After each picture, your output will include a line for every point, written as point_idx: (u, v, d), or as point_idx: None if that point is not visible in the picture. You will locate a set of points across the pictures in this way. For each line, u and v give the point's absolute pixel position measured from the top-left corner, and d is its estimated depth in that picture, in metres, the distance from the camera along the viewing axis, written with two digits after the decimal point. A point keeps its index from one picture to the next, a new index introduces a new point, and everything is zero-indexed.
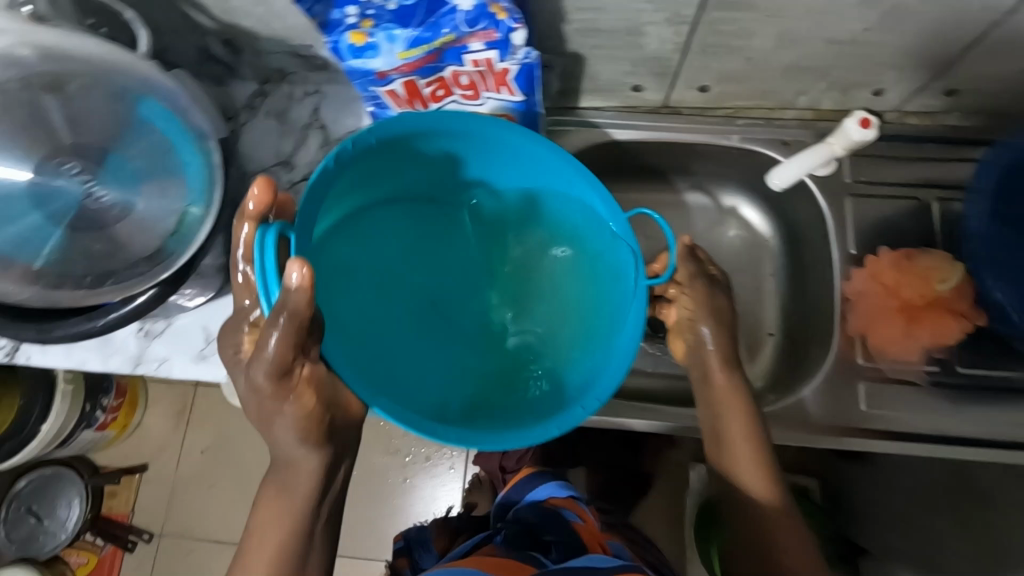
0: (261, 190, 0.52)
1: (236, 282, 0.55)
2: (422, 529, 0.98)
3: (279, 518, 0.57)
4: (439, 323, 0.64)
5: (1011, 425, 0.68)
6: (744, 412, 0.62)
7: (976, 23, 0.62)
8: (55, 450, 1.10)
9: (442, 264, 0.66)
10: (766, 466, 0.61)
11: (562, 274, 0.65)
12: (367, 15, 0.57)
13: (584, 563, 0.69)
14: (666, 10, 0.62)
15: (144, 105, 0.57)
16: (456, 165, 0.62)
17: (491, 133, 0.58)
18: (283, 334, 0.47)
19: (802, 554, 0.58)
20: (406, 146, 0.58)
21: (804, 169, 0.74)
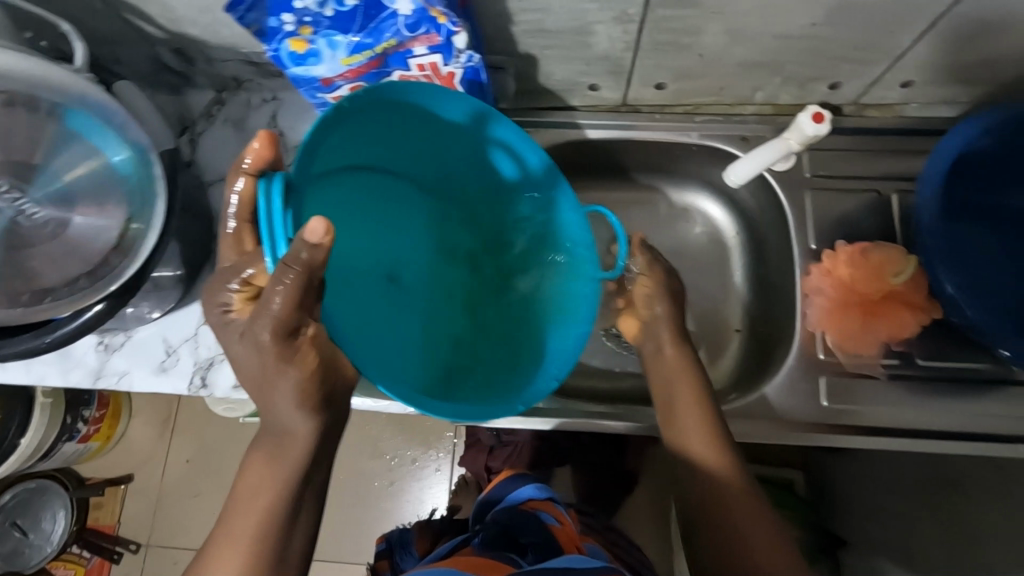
0: (262, 143, 0.46)
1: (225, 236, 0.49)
2: (406, 529, 0.88)
3: (254, 519, 0.48)
4: (393, 300, 0.64)
5: (966, 416, 0.69)
6: (693, 389, 0.65)
7: (923, 15, 0.62)
8: (36, 464, 1.08)
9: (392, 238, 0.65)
10: (715, 431, 0.62)
11: (515, 260, 0.70)
12: (305, 22, 0.56)
13: (562, 564, 0.59)
14: (612, 9, 0.62)
15: (79, 120, 0.57)
16: (422, 142, 0.61)
17: (477, 123, 0.59)
18: (291, 288, 0.41)
19: (753, 520, 0.57)
20: (391, 118, 0.57)
21: (763, 164, 0.73)
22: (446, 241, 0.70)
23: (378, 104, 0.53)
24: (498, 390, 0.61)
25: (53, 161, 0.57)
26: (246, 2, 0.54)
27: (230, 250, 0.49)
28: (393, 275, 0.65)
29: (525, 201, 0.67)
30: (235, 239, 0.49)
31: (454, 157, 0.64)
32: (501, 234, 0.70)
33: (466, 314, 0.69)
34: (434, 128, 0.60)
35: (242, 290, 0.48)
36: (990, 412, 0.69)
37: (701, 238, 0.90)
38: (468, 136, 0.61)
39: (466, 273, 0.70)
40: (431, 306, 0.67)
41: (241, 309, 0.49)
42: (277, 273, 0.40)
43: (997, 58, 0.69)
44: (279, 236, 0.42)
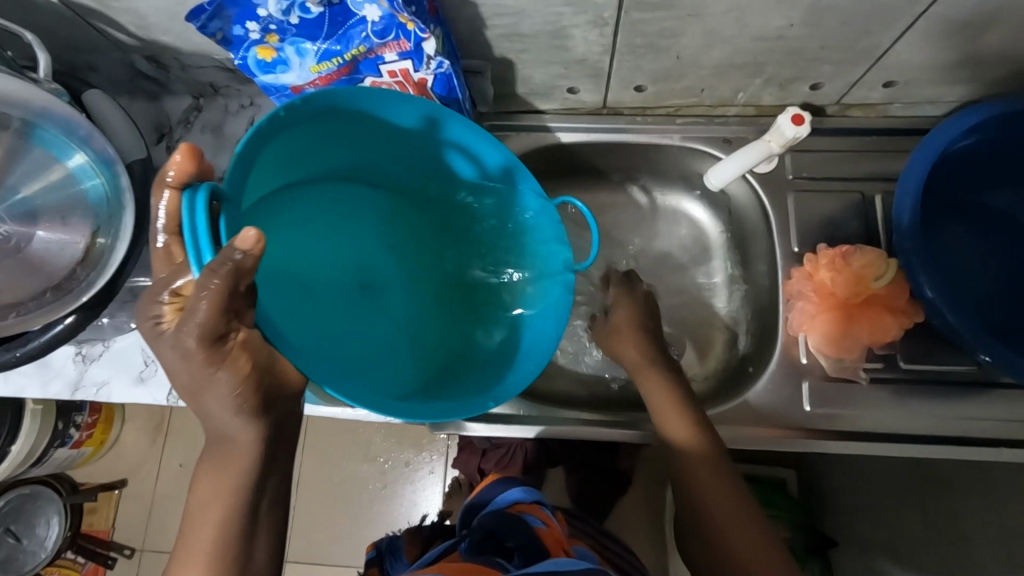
0: (184, 155, 0.45)
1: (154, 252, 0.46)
2: (395, 537, 0.79)
3: (212, 529, 0.48)
4: (370, 307, 0.64)
5: (948, 419, 0.68)
6: (668, 391, 0.64)
7: (903, 15, 0.61)
8: (29, 470, 1.07)
9: (365, 246, 0.66)
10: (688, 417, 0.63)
11: (491, 261, 0.69)
12: (270, 30, 0.56)
13: (547, 567, 0.53)
14: (586, 13, 0.61)
15: (42, 133, 0.59)
16: (381, 146, 0.62)
17: (429, 126, 0.59)
18: (215, 293, 0.40)
19: (732, 508, 0.58)
20: (345, 123, 0.57)
21: (745, 166, 0.72)
22: (422, 247, 0.69)
23: (326, 109, 0.53)
24: (468, 392, 0.60)
25: (18, 175, 0.59)
26: (208, 10, 0.54)
27: (160, 266, 0.46)
28: (365, 283, 0.65)
29: (492, 199, 0.66)
30: (164, 254, 0.46)
31: (419, 160, 0.64)
32: (476, 236, 0.69)
33: (444, 319, 0.67)
34: (392, 130, 0.59)
35: (171, 302, 0.44)
36: (972, 415, 0.69)
37: (686, 241, 0.89)
38: (427, 137, 0.60)
39: (443, 277, 0.69)
40: (413, 311, 0.67)
41: (171, 320, 0.44)
42: (201, 280, 0.40)
43: (980, 58, 0.68)
44: (204, 244, 0.42)
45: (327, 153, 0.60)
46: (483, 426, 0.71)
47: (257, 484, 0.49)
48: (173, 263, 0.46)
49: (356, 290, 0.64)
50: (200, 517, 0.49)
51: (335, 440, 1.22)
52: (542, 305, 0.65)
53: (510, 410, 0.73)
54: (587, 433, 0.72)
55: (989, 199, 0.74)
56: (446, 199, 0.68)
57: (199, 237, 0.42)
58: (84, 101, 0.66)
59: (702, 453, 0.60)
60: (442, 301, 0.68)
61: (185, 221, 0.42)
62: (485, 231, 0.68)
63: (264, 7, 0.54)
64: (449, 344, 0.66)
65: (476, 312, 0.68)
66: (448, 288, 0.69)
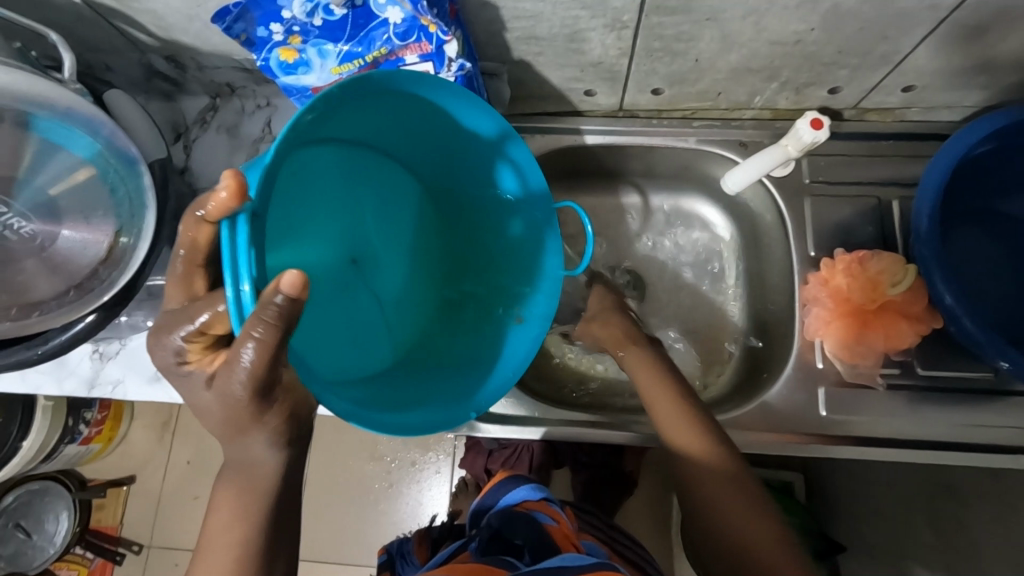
0: (229, 191, 0.39)
1: (172, 275, 0.46)
2: (405, 539, 0.78)
3: (238, 518, 0.49)
4: (356, 288, 0.61)
5: (962, 426, 0.68)
6: (676, 405, 0.64)
7: (923, 20, 0.61)
8: (38, 466, 1.07)
9: (370, 217, 0.63)
10: (693, 421, 0.62)
11: (476, 273, 0.69)
12: (294, 32, 0.57)
13: (555, 562, 0.53)
14: (603, 16, 0.61)
15: (62, 134, 0.59)
16: (418, 129, 0.61)
17: (491, 135, 0.59)
18: (261, 342, 0.40)
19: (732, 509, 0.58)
20: (398, 106, 0.56)
21: (762, 171, 0.72)
22: (416, 239, 0.68)
23: (383, 90, 0.51)
24: (438, 395, 0.60)
25: (45, 176, 0.59)
26: (233, 13, 0.55)
27: (176, 291, 0.47)
28: (356, 257, 0.61)
29: (492, 217, 0.68)
30: (184, 282, 0.46)
31: (449, 157, 0.64)
32: (465, 246, 0.70)
33: (414, 314, 0.67)
34: (436, 125, 0.59)
35: (194, 341, 0.46)
36: (984, 423, 0.68)
37: (699, 244, 0.89)
38: (470, 142, 0.61)
39: (425, 274, 0.69)
40: (391, 300, 0.65)
41: (197, 358, 0.46)
42: (246, 327, 0.39)
43: (999, 63, 0.67)
44: (244, 274, 0.40)
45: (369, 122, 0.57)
46: (498, 428, 0.72)
47: (279, 479, 0.49)
48: (194, 294, 0.46)
49: (348, 265, 0.60)
50: (228, 503, 0.50)
51: (343, 439, 1.22)
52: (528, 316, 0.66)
53: (523, 412, 0.73)
54: (598, 437, 0.72)
55: (1003, 207, 0.73)
56: (451, 196, 0.69)
57: (239, 266, 0.40)
58: (105, 101, 0.68)
59: (720, 478, 0.59)
60: (419, 297, 0.68)
61: (226, 247, 0.40)
62: (485, 243, 0.69)
63: (288, 9, 0.54)
64: (416, 340, 0.67)
65: (450, 314, 0.69)
66: (425, 283, 0.69)
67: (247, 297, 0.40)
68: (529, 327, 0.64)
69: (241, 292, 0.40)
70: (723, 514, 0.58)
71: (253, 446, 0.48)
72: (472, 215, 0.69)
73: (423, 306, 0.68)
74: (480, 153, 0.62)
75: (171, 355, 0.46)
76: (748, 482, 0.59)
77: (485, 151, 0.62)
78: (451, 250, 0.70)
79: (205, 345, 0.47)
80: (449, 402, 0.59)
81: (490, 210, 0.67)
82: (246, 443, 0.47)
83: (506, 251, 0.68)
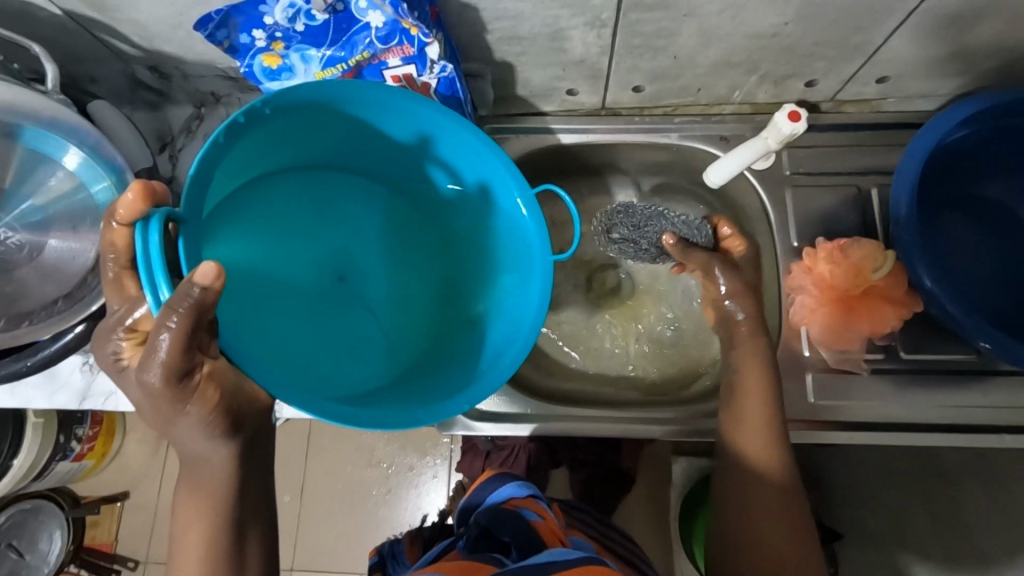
0: (136, 194, 0.43)
1: (106, 281, 0.47)
2: (396, 541, 0.76)
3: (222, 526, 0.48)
4: (347, 304, 0.65)
5: (946, 408, 0.70)
6: (766, 404, 0.63)
7: (895, 12, 0.63)
8: (30, 484, 1.06)
9: (351, 235, 0.67)
10: (774, 432, 0.62)
11: (473, 277, 0.68)
12: (276, 37, 0.57)
13: (544, 559, 0.53)
14: (584, 15, 0.62)
15: (41, 138, 0.59)
16: (370, 144, 0.63)
17: (421, 136, 0.61)
18: (176, 332, 0.41)
19: (792, 529, 0.58)
20: (332, 124, 0.59)
21: (744, 163, 0.73)
22: (417, 250, 0.70)
23: (301, 107, 0.54)
24: (414, 395, 0.59)
25: (29, 188, 0.61)
26: (215, 20, 0.55)
27: (112, 295, 0.47)
28: (343, 274, 0.66)
29: (468, 213, 0.67)
30: (115, 285, 0.47)
31: (414, 166, 0.66)
32: (459, 246, 0.69)
33: (419, 323, 0.68)
34: (379, 134, 0.61)
35: (129, 337, 0.46)
36: (969, 403, 0.70)
37: None
38: (411, 148, 0.63)
39: (426, 284, 0.69)
40: (393, 309, 0.67)
41: (130, 355, 0.46)
42: (160, 317, 0.40)
43: (970, 51, 0.69)
44: (159, 277, 0.42)
45: (320, 145, 0.62)
46: (492, 425, 0.73)
47: None
48: (127, 296, 0.47)
49: (336, 282, 0.65)
50: (214, 508, 0.49)
51: (339, 446, 1.22)
52: (514, 304, 0.63)
53: (517, 409, 0.74)
54: (593, 431, 0.73)
55: (981, 191, 0.76)
56: (432, 202, 0.69)
57: (154, 270, 0.43)
58: (89, 111, 0.68)
59: (779, 496, 0.60)
60: (424, 307, 0.69)
61: (140, 253, 0.42)
62: (480, 243, 0.67)
63: (271, 15, 0.55)
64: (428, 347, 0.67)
65: (454, 316, 0.68)
66: (431, 291, 0.69)
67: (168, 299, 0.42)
68: (526, 311, 0.61)
69: (159, 295, 0.42)
70: (780, 533, 0.57)
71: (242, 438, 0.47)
72: (453, 216, 0.68)
73: (429, 313, 0.68)
74: (427, 153, 0.63)
75: (110, 356, 0.46)
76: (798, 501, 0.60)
77: (432, 149, 0.62)
78: (449, 253, 0.70)
79: (140, 341, 0.47)
80: (442, 398, 0.58)
81: (469, 207, 0.67)
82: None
83: (502, 239, 0.65)
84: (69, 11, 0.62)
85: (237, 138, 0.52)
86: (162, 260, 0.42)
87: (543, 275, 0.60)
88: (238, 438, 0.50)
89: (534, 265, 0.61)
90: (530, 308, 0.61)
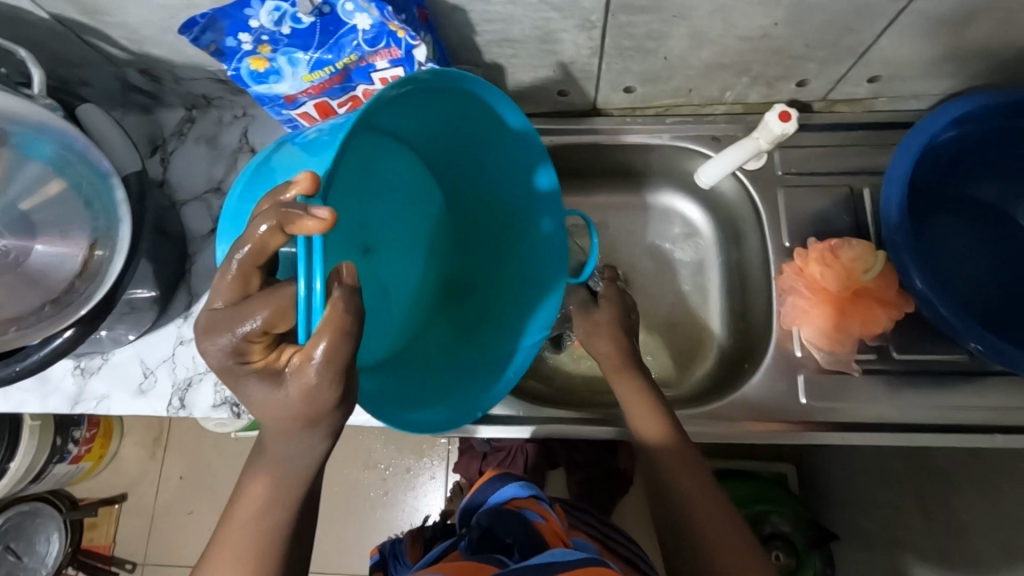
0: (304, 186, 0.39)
1: (222, 275, 0.41)
2: (397, 539, 0.76)
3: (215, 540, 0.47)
4: (375, 284, 0.58)
5: (942, 409, 0.69)
6: (640, 395, 0.66)
7: (884, 13, 0.63)
8: (26, 487, 1.06)
9: (391, 206, 0.59)
10: (661, 412, 0.64)
11: (470, 262, 0.71)
12: (263, 41, 0.57)
13: (543, 560, 0.52)
14: (573, 17, 0.62)
15: (29, 142, 0.59)
16: (439, 121, 0.60)
17: (507, 138, 0.62)
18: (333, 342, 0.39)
19: (712, 521, 0.57)
20: (428, 100, 0.56)
21: (735, 164, 0.73)
22: (431, 245, 0.67)
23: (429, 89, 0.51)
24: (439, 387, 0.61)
25: (16, 191, 0.61)
26: (200, 24, 0.55)
27: (225, 289, 0.41)
28: (368, 247, 0.57)
29: (481, 208, 0.69)
30: (239, 280, 0.41)
31: (464, 154, 0.65)
32: (455, 233, 0.70)
33: (418, 303, 0.66)
34: (471, 138, 0.63)
35: (256, 342, 0.41)
36: (964, 405, 0.70)
37: (679, 238, 0.90)
38: (487, 141, 0.63)
39: (428, 265, 0.67)
40: (406, 291, 0.63)
41: (260, 357, 0.42)
42: (327, 322, 0.38)
43: (962, 51, 0.69)
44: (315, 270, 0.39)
45: (415, 125, 0.59)
46: (485, 428, 0.72)
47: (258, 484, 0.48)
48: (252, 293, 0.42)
49: (367, 258, 0.57)
50: None
51: (336, 447, 1.22)
52: (520, 301, 0.68)
53: (509, 412, 0.73)
54: (588, 433, 0.72)
55: (972, 191, 0.76)
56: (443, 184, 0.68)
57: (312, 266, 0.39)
58: (78, 116, 0.67)
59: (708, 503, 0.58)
60: (421, 308, 0.66)
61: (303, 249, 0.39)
62: (496, 266, 0.70)
63: (256, 19, 0.55)
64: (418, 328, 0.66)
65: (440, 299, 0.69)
66: (430, 272, 0.67)
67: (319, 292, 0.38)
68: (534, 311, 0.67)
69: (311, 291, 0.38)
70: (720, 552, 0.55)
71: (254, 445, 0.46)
72: (458, 208, 0.69)
73: (423, 293, 0.67)
74: (477, 149, 0.64)
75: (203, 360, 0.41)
76: (727, 504, 0.59)
77: (486, 149, 0.64)
78: (447, 236, 0.69)
79: (267, 344, 0.42)
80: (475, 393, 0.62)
81: (486, 201, 0.69)
82: (271, 451, 0.45)
83: (498, 239, 0.70)
84: (58, 16, 0.62)
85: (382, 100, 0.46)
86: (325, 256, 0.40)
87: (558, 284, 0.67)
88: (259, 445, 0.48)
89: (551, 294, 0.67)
90: (542, 312, 0.66)
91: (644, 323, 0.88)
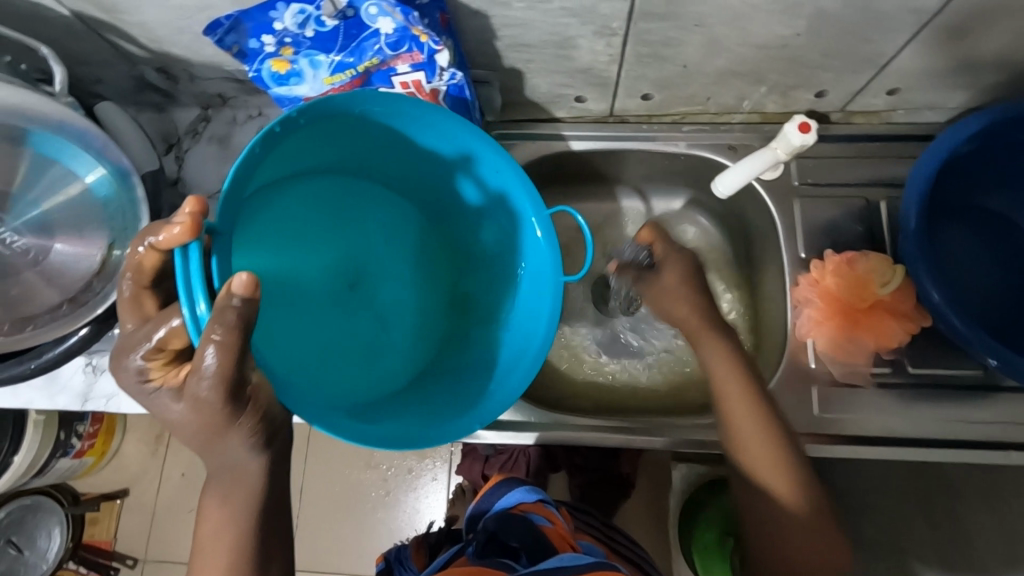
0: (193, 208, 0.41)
1: (122, 301, 0.46)
2: (401, 546, 0.74)
3: (219, 547, 0.47)
4: (362, 313, 0.64)
5: (951, 424, 0.69)
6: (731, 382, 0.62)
7: (906, 25, 0.62)
8: (29, 481, 1.06)
9: (369, 240, 0.65)
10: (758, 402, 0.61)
11: (488, 286, 0.67)
12: (285, 43, 0.57)
13: (554, 564, 0.52)
14: (593, 24, 0.62)
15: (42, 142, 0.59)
16: (396, 150, 0.61)
17: (453, 152, 0.60)
18: (221, 347, 0.40)
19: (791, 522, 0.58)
20: (360, 130, 0.57)
21: (752, 173, 0.72)
22: (438, 272, 0.69)
23: (335, 116, 0.52)
24: (422, 408, 0.60)
25: (36, 191, 0.60)
26: (224, 25, 0.55)
27: (128, 314, 0.46)
28: (355, 281, 0.64)
29: (482, 230, 0.67)
30: (132, 304, 0.46)
31: (442, 179, 0.65)
32: (468, 258, 0.69)
33: (431, 329, 0.68)
34: (434, 160, 0.62)
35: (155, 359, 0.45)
36: (972, 419, 0.70)
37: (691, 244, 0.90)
38: (445, 162, 0.62)
39: (438, 291, 0.69)
40: (407, 317, 0.66)
41: (159, 374, 0.45)
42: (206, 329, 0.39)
43: (981, 64, 0.69)
44: (198, 292, 0.41)
45: (381, 158, 0.63)
46: (494, 434, 0.72)
47: (267, 487, 0.47)
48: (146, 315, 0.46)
49: (349, 291, 0.64)
50: (210, 520, 0.47)
51: (340, 447, 1.22)
52: (518, 321, 0.63)
53: (518, 417, 0.73)
54: (595, 439, 0.72)
55: (985, 204, 0.76)
56: (447, 212, 0.68)
57: (193, 287, 0.41)
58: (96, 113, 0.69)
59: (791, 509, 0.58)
60: (431, 334, 0.68)
61: (179, 270, 0.41)
62: (496, 286, 0.67)
63: (280, 21, 0.55)
64: (437, 355, 0.68)
65: (459, 326, 0.68)
66: (443, 299, 0.69)
67: (204, 314, 0.41)
68: (530, 333, 0.61)
69: (198, 309, 0.41)
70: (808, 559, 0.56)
71: (254, 453, 0.46)
72: (467, 233, 0.68)
73: (437, 319, 0.68)
74: (447, 168, 0.63)
75: (133, 375, 0.45)
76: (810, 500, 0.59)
77: (452, 166, 0.62)
78: (461, 261, 0.69)
79: (166, 361, 0.46)
80: (452, 415, 0.59)
81: (486, 222, 0.66)
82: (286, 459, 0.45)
83: (502, 260, 0.66)
84: (78, 13, 0.62)
85: (274, 146, 0.50)
86: (201, 273, 0.41)
87: (553, 298, 0.58)
88: (275, 445, 0.47)
89: (545, 294, 0.60)
90: (537, 332, 0.60)
91: (722, 273, 0.88)
